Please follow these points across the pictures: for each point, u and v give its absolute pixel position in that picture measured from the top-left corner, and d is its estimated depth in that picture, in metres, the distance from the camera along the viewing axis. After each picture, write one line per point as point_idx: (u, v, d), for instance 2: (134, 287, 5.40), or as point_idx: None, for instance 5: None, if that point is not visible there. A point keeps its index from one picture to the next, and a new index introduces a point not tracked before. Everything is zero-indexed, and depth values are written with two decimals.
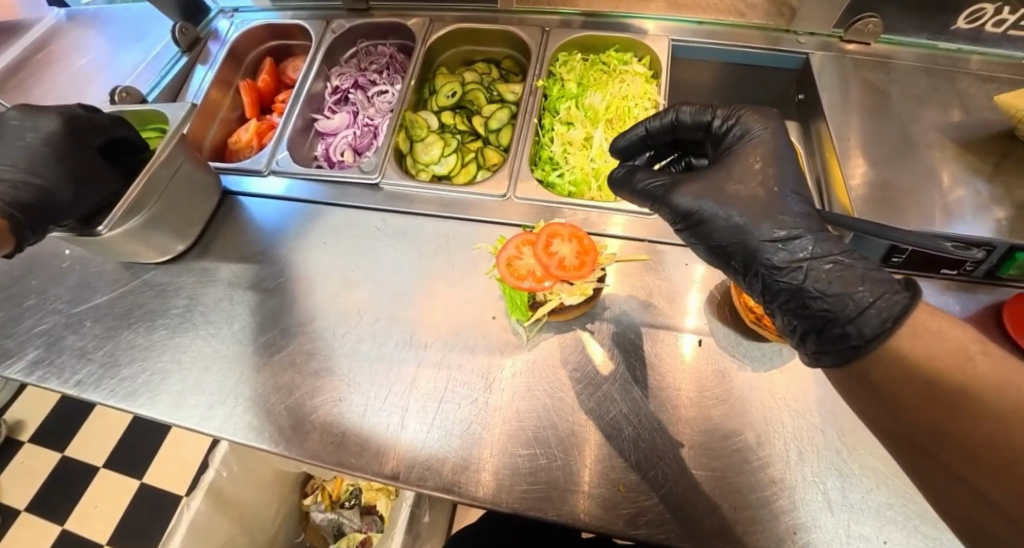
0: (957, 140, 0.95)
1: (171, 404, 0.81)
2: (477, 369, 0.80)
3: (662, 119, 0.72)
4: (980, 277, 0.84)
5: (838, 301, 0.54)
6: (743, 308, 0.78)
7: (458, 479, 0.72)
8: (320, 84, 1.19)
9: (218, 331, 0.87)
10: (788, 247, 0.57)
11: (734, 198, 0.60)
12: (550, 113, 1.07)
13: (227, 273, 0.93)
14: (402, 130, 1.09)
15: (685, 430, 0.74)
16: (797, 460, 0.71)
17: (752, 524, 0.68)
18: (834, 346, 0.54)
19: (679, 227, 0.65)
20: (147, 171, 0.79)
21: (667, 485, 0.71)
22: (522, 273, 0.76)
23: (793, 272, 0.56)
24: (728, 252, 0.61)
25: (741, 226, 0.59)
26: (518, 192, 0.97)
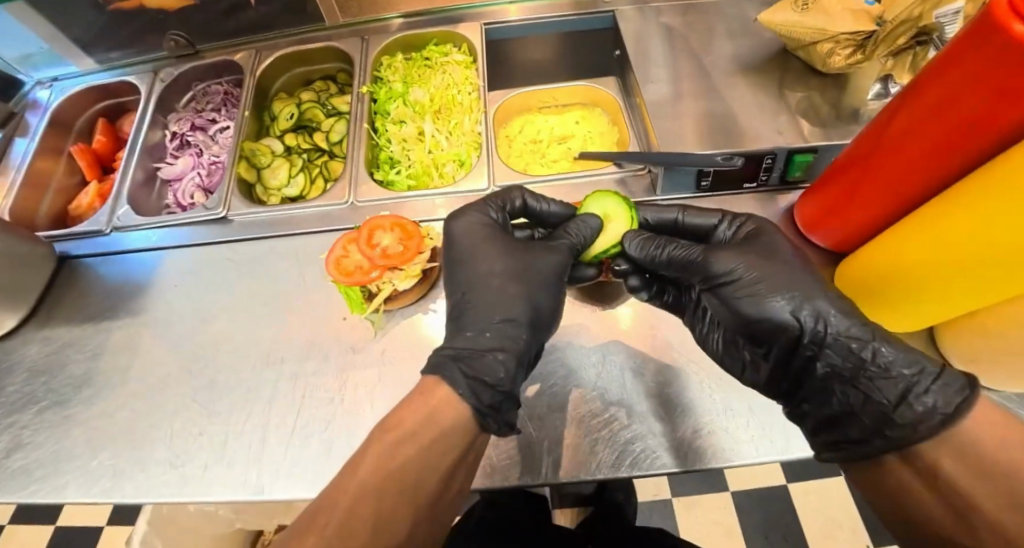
0: (741, 68, 1.07)
1: (21, 485, 0.78)
2: (592, 366, 0.83)
3: (668, 213, 0.77)
4: (778, 184, 0.99)
5: (907, 365, 0.53)
6: None
7: (539, 469, 0.75)
8: (157, 133, 1.18)
9: (66, 400, 0.85)
10: (849, 321, 0.58)
11: (774, 266, 0.63)
12: (382, 115, 1.11)
13: (72, 338, 0.92)
14: (243, 160, 1.09)
15: (546, 379, 0.82)
16: (634, 380, 0.80)
17: (593, 447, 0.76)
18: (920, 417, 0.49)
19: (723, 295, 0.63)
20: None
21: (576, 425, 0.78)
22: (350, 269, 0.78)
23: (861, 341, 0.56)
24: (784, 310, 0.59)
25: (795, 291, 0.60)
26: (360, 196, 0.99)
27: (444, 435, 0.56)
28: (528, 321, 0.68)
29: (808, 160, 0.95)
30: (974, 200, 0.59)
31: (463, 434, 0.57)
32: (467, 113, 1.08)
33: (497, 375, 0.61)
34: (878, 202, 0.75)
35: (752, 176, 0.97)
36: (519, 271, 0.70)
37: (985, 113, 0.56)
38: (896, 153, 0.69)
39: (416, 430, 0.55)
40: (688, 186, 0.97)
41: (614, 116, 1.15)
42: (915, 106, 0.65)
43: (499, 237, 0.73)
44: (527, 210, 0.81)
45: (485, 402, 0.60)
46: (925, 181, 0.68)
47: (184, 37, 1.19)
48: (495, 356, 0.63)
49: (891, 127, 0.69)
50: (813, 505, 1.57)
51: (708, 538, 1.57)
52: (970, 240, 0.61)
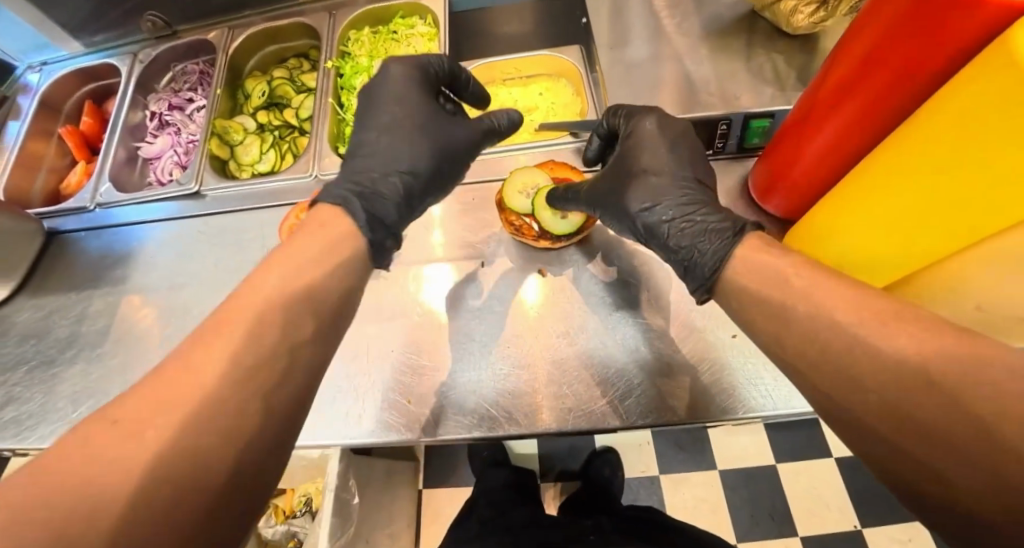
0: (710, 32, 1.03)
1: (11, 433, 0.86)
2: (599, 315, 0.81)
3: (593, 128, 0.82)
4: (735, 151, 1.00)
5: (693, 245, 0.60)
6: (524, 230, 0.83)
7: (514, 416, 0.75)
8: (138, 113, 1.22)
9: (52, 360, 0.92)
10: (653, 216, 0.65)
11: (614, 181, 0.70)
12: (348, 89, 1.11)
13: (58, 305, 0.99)
14: (215, 137, 1.12)
15: (533, 334, 0.81)
16: (658, 326, 0.80)
17: (608, 396, 0.75)
18: (691, 288, 0.61)
19: (590, 208, 0.75)
20: None
21: (594, 371, 0.77)
22: None
23: (663, 232, 0.65)
24: (618, 223, 0.71)
25: (618, 203, 0.69)
26: (324, 169, 1.01)
27: (349, 263, 0.58)
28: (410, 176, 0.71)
29: (765, 126, 0.95)
30: (900, 154, 0.56)
31: (356, 262, 0.59)
32: None
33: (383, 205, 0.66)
34: (825, 165, 0.73)
35: (707, 141, 0.97)
36: (423, 133, 0.73)
37: (906, 65, 0.55)
38: (832, 113, 0.66)
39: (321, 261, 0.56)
40: None
41: (575, 83, 1.14)
42: (847, 62, 0.63)
43: (422, 104, 0.75)
44: (456, 82, 0.85)
45: (376, 222, 0.64)
46: (866, 138, 0.66)
47: (162, 18, 1.22)
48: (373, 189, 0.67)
49: (828, 84, 0.66)
50: (802, 487, 1.53)
51: (692, 513, 1.55)
52: (899, 195, 0.59)
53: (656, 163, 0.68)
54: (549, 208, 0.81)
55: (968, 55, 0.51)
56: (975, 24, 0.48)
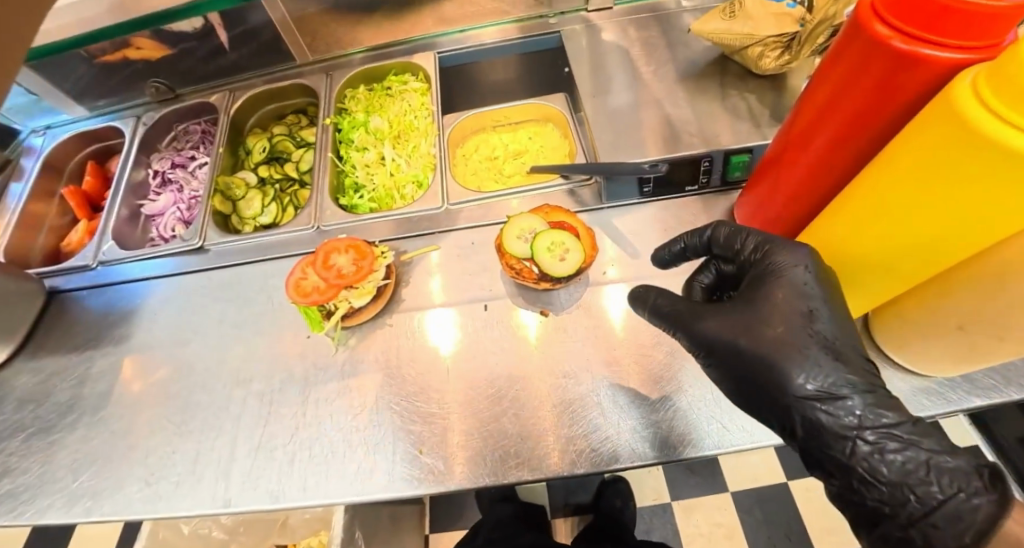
0: (685, 75, 1.10)
1: (6, 509, 0.85)
2: (603, 357, 0.83)
3: (699, 236, 0.70)
4: (720, 186, 1.02)
5: (903, 480, 0.52)
6: (525, 272, 0.85)
7: (523, 461, 0.76)
8: (141, 172, 1.26)
9: (52, 425, 0.92)
10: (833, 411, 0.55)
11: (765, 346, 0.58)
12: (345, 143, 1.17)
13: (59, 367, 0.99)
14: (218, 193, 1.16)
15: (536, 379, 0.82)
16: (658, 362, 0.82)
17: (614, 436, 0.76)
18: (890, 538, 0.53)
19: (710, 354, 0.63)
20: None
21: (602, 415, 0.78)
22: (307, 290, 0.84)
23: (844, 443, 0.54)
24: (763, 401, 0.60)
25: (773, 382, 0.58)
26: (325, 221, 1.05)
27: None
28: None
29: (746, 160, 0.97)
30: (871, 197, 0.60)
31: None
32: (424, 137, 1.15)
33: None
34: (800, 201, 0.77)
35: (694, 179, 1.00)
36: None
37: (866, 112, 0.60)
38: (803, 152, 0.71)
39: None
40: (631, 192, 0.98)
41: (562, 127, 1.20)
42: (812, 108, 0.67)
43: None
44: None
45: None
46: (836, 178, 0.70)
47: (165, 83, 1.27)
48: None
49: (796, 128, 0.71)
50: (816, 506, 1.53)
51: (707, 541, 1.53)
52: (878, 238, 0.62)
53: (822, 330, 0.58)
54: (546, 251, 0.83)
55: (921, 102, 0.56)
56: (926, 74, 0.53)
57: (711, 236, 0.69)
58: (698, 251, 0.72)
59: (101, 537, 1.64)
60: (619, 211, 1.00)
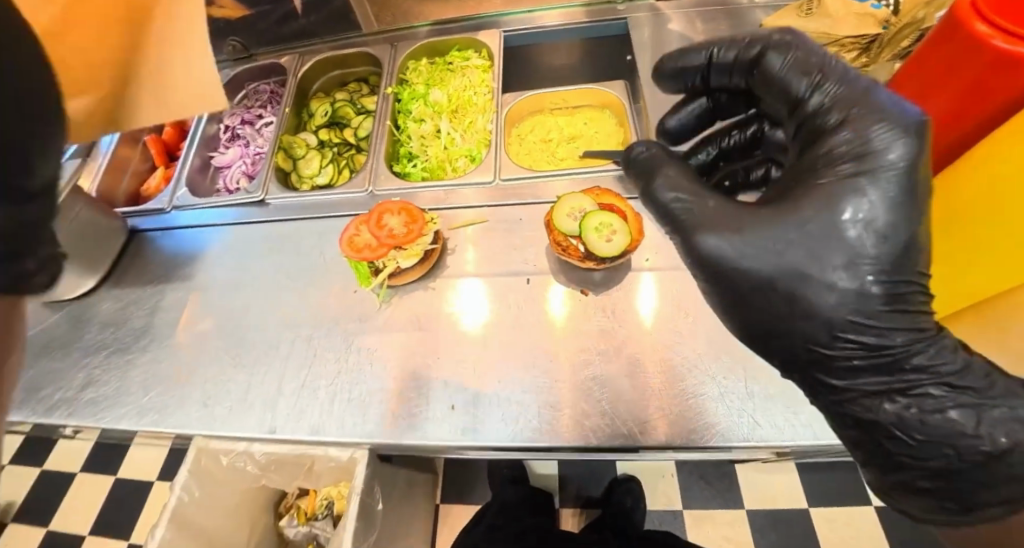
0: None
1: (89, 413, 0.93)
2: (635, 339, 0.84)
3: (741, 54, 0.56)
4: None
5: (946, 454, 0.49)
6: (569, 252, 0.87)
7: (542, 428, 0.78)
8: (214, 126, 1.34)
9: (127, 347, 1.00)
10: (864, 354, 0.49)
11: (795, 265, 0.48)
12: (404, 113, 1.20)
13: (135, 297, 1.07)
14: (282, 151, 1.23)
15: (567, 353, 0.84)
16: (689, 350, 0.82)
17: (643, 414, 0.77)
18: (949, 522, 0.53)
19: (729, 272, 0.51)
20: None
21: (626, 393, 0.79)
22: (360, 247, 0.88)
23: (871, 402, 0.51)
24: (773, 332, 0.52)
25: (794, 311, 0.49)
26: (379, 185, 1.09)
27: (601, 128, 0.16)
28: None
29: None
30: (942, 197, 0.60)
31: None
32: (481, 113, 1.18)
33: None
34: None
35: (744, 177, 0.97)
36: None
37: (952, 111, 0.59)
38: None
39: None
40: None
41: (620, 116, 1.19)
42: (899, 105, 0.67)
43: None
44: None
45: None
46: None
47: (242, 43, 1.33)
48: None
49: None
50: (835, 522, 1.51)
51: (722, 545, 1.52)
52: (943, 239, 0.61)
53: (883, 257, 0.46)
54: (594, 231, 0.84)
55: (1013, 110, 0.54)
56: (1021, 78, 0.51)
57: (760, 56, 0.55)
58: (741, 67, 0.57)
59: (147, 464, 1.78)
60: None
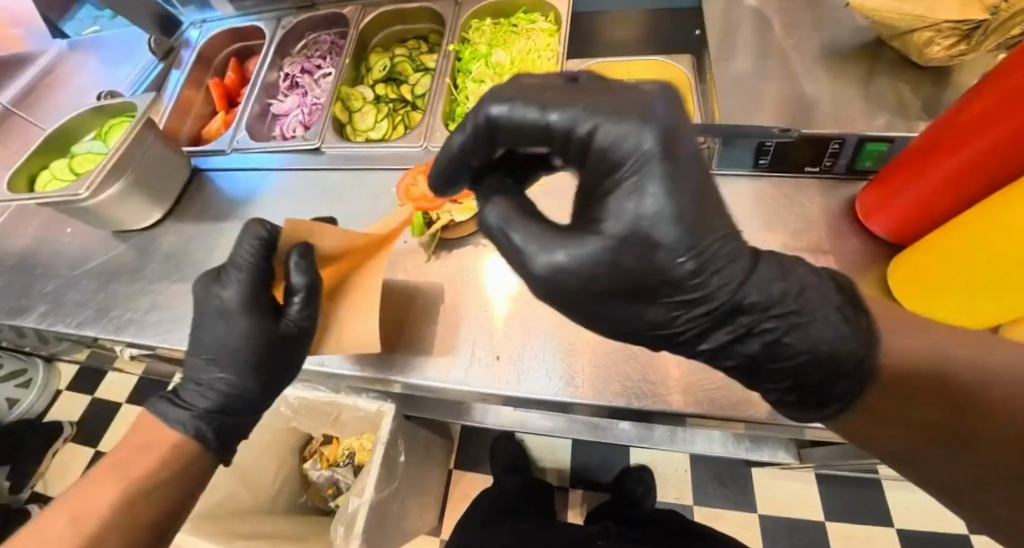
0: (832, 51, 1.02)
1: (153, 333, 0.98)
2: None
3: (464, 131, 0.51)
4: (843, 173, 0.90)
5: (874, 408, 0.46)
6: None
7: (572, 386, 0.79)
8: (274, 73, 1.36)
9: (189, 276, 1.05)
10: (701, 321, 0.45)
11: (626, 273, 0.42)
12: (464, 73, 1.18)
13: (198, 232, 1.13)
14: (339, 102, 1.23)
15: None
16: None
17: (687, 385, 0.76)
18: None
19: (571, 294, 0.45)
20: (120, 147, 1.02)
21: (660, 359, 0.79)
22: (416, 196, 0.89)
23: (732, 358, 0.47)
24: (630, 333, 0.48)
25: (631, 312, 0.45)
26: (435, 142, 1.10)
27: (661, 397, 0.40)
28: (255, 355, 0.74)
29: (882, 150, 0.85)
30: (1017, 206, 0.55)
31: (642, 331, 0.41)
32: (544, 78, 1.14)
33: (263, 245, 0.73)
34: (933, 203, 0.70)
35: (813, 160, 0.89)
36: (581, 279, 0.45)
37: None
38: (952, 145, 0.64)
39: (145, 470, 0.66)
40: (744, 164, 0.94)
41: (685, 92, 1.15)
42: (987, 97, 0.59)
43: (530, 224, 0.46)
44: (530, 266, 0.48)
45: (223, 431, 0.74)
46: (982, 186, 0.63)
47: None
48: (218, 379, 0.74)
49: (961, 116, 0.63)
50: None
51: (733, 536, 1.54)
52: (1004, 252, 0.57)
53: (703, 246, 0.41)
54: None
55: None
56: None
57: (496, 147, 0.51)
58: (444, 174, 0.54)
59: None
60: (730, 180, 0.96)
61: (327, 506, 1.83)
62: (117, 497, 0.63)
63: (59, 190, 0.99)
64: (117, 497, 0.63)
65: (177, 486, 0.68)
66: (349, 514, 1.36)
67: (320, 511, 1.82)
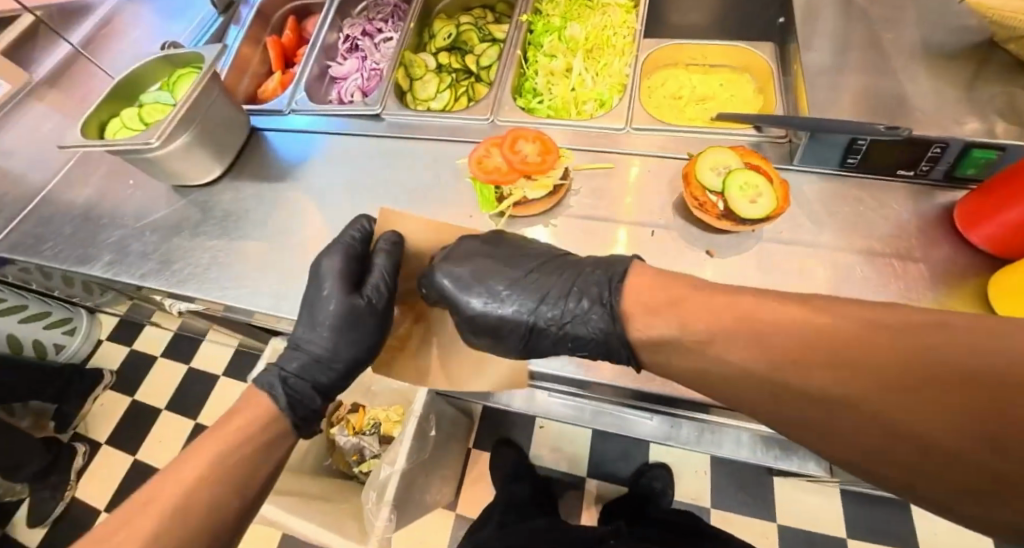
0: (934, 48, 0.95)
1: (218, 290, 1.01)
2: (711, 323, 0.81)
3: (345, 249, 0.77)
4: (940, 179, 0.85)
5: None
6: (707, 212, 0.82)
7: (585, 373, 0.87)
8: (334, 35, 1.34)
9: (249, 234, 1.07)
10: (535, 316, 0.68)
11: (479, 311, 0.70)
12: (535, 46, 1.16)
13: (256, 191, 1.13)
14: (402, 68, 1.19)
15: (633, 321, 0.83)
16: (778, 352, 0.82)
17: None
18: None
19: (481, 331, 0.71)
20: (189, 99, 1.01)
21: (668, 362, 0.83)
22: (489, 169, 0.86)
23: (570, 339, 0.67)
24: (514, 340, 0.70)
25: (496, 328, 0.70)
26: (503, 115, 1.07)
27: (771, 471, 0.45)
28: (336, 325, 0.75)
29: (989, 158, 0.80)
30: None
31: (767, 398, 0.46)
32: (618, 56, 1.12)
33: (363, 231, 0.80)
34: None
35: (909, 164, 0.84)
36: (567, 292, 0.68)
37: None
38: None
39: (241, 435, 0.68)
40: (829, 162, 0.89)
41: (767, 91, 1.09)
42: None
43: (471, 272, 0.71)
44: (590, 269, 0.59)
45: (299, 401, 0.74)
46: None
47: None
48: (302, 346, 0.76)
49: None
50: None
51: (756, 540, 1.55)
52: None
53: (484, 278, 0.71)
54: (739, 189, 0.79)
55: None
56: None
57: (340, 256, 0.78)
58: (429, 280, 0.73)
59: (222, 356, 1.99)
60: (813, 178, 0.91)
61: (350, 471, 1.84)
62: (217, 462, 0.65)
63: (129, 138, 0.98)
64: (216, 461, 0.65)
65: (269, 454, 0.70)
66: (380, 482, 1.37)
67: (343, 476, 1.85)
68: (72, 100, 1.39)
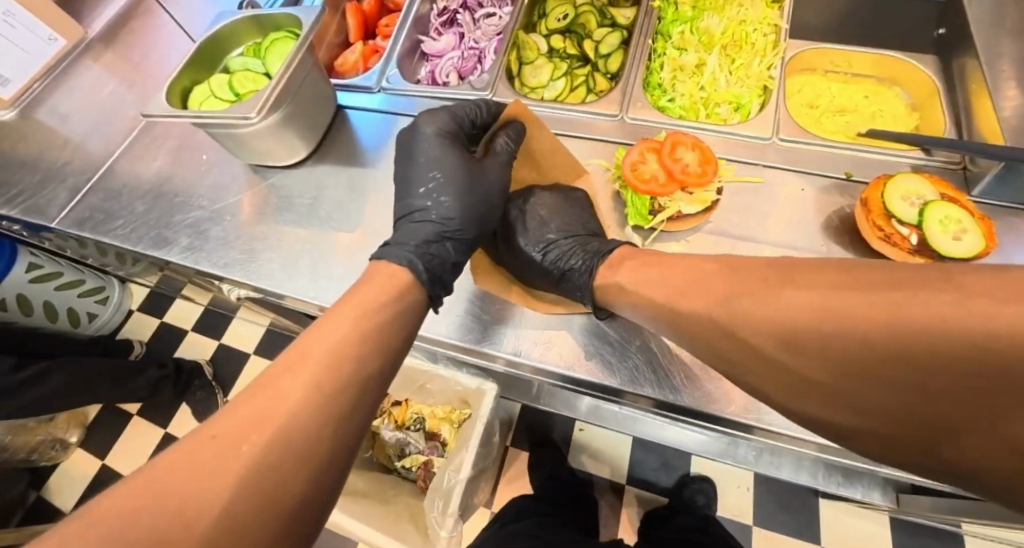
0: None
1: (309, 287, 0.91)
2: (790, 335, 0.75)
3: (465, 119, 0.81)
4: None
5: None
6: (894, 247, 0.72)
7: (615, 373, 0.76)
8: (426, 6, 1.21)
9: (339, 226, 0.97)
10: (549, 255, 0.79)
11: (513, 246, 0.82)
12: (664, 36, 1.07)
13: (345, 176, 1.03)
14: (514, 49, 1.09)
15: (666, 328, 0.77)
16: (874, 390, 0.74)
17: None
18: None
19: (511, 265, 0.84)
20: (287, 71, 0.89)
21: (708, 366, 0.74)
22: (646, 177, 0.80)
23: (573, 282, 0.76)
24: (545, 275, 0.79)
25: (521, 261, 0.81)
26: (632, 113, 0.96)
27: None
28: (456, 188, 0.72)
29: None
30: None
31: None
32: (759, 56, 1.01)
33: (473, 113, 0.81)
34: None
35: None
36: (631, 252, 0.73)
37: None
38: None
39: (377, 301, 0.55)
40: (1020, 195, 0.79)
41: (929, 107, 0.99)
42: None
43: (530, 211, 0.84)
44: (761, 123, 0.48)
45: (435, 274, 0.64)
46: None
47: None
48: (429, 217, 0.71)
49: None
50: None
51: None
52: None
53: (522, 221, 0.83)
54: (938, 223, 0.70)
55: None
56: None
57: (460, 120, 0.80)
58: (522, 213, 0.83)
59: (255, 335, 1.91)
60: (997, 213, 0.81)
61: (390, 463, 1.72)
62: (349, 336, 0.50)
63: (223, 111, 0.87)
64: (351, 333, 0.51)
65: (403, 324, 0.56)
66: (444, 489, 1.30)
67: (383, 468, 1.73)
68: (125, 63, 1.25)
